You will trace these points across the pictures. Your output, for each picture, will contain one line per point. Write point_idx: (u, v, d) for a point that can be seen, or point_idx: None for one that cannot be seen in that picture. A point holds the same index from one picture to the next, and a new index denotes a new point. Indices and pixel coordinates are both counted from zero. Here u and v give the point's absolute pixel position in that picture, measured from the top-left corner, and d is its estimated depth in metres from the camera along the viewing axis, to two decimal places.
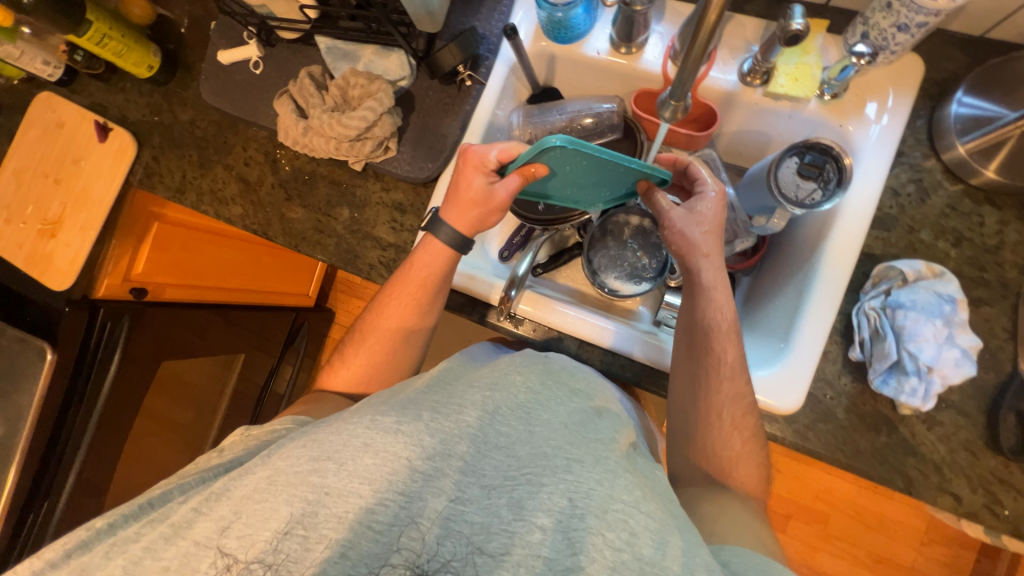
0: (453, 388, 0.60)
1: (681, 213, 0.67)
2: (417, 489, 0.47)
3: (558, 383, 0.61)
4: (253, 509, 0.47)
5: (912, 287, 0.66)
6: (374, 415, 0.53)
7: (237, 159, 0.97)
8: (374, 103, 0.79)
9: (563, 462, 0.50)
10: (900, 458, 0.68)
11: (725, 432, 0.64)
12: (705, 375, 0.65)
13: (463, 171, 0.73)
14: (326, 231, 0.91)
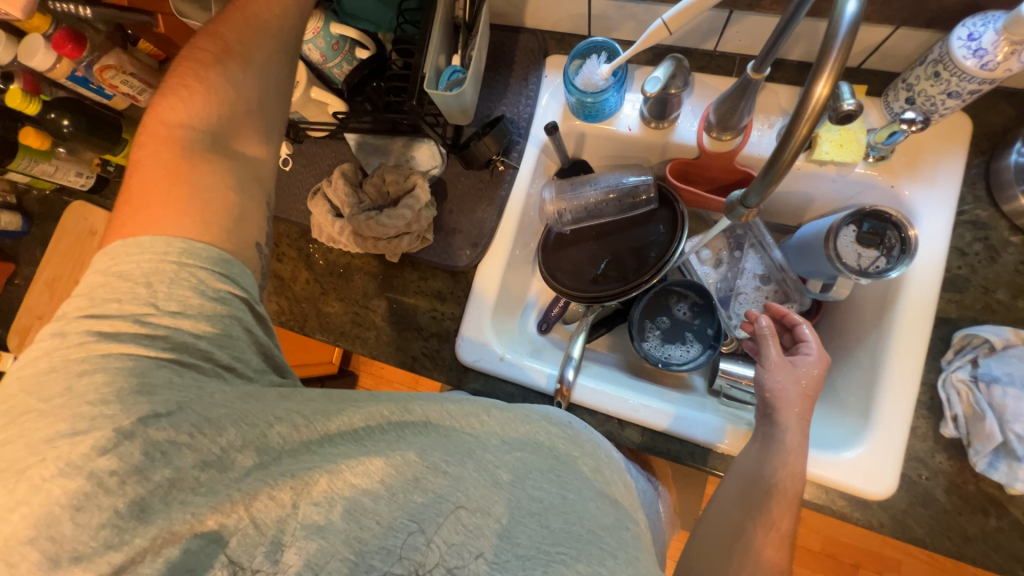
0: (498, 430, 0.54)
1: (786, 364, 0.64)
2: (444, 538, 0.46)
3: (586, 456, 0.55)
4: (315, 504, 0.46)
5: (1004, 357, 0.61)
6: (426, 449, 0.50)
7: (269, 255, 0.96)
8: (413, 200, 0.79)
9: (597, 547, 0.47)
10: (1015, 543, 0.62)
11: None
12: (751, 526, 0.59)
13: None
14: (364, 323, 0.89)
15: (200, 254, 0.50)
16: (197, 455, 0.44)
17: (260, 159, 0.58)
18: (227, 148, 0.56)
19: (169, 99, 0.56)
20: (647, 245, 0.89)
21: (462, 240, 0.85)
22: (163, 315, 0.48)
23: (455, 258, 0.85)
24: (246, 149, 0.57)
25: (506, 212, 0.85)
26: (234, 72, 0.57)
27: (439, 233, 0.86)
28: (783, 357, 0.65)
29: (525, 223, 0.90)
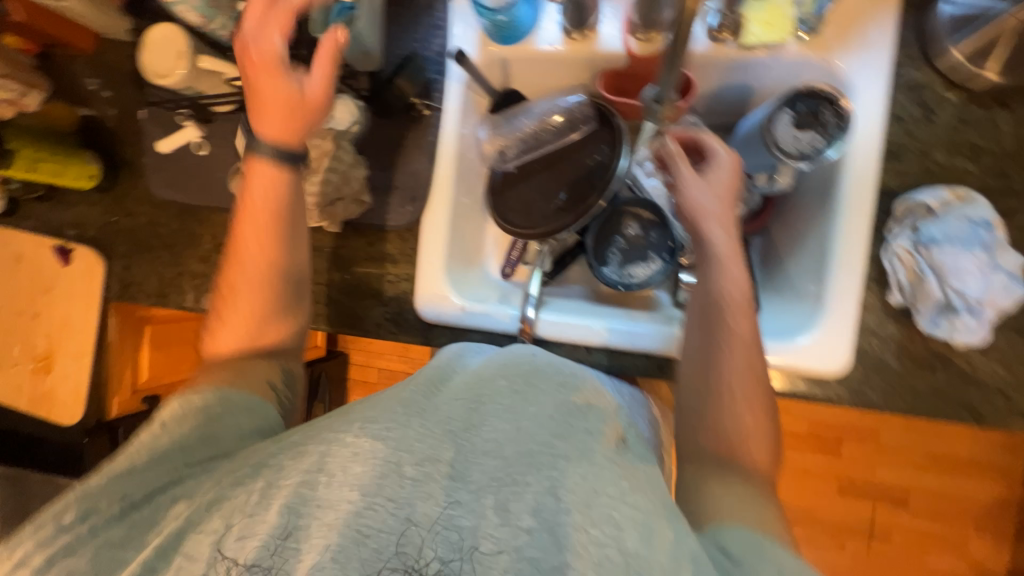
0: (455, 382, 0.57)
1: (699, 179, 0.66)
2: (387, 500, 0.44)
3: (545, 379, 0.57)
4: (242, 516, 0.45)
5: (942, 219, 0.62)
6: (364, 417, 0.49)
7: (208, 249, 0.91)
8: (335, 163, 0.75)
9: (549, 459, 0.48)
10: (962, 391, 0.66)
11: (732, 408, 0.58)
12: (717, 350, 0.61)
13: (263, 31, 0.63)
14: (320, 299, 0.86)
15: (197, 401, 0.57)
16: (125, 529, 0.48)
17: (282, 338, 0.67)
18: (259, 347, 0.65)
19: (215, 325, 0.66)
20: (593, 167, 0.86)
21: (400, 197, 0.81)
22: (152, 433, 0.53)
23: (398, 217, 0.81)
24: (269, 338, 0.66)
25: (440, 158, 0.80)
26: (246, 233, 0.65)
27: (376, 193, 0.82)
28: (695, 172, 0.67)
29: (465, 168, 0.86)
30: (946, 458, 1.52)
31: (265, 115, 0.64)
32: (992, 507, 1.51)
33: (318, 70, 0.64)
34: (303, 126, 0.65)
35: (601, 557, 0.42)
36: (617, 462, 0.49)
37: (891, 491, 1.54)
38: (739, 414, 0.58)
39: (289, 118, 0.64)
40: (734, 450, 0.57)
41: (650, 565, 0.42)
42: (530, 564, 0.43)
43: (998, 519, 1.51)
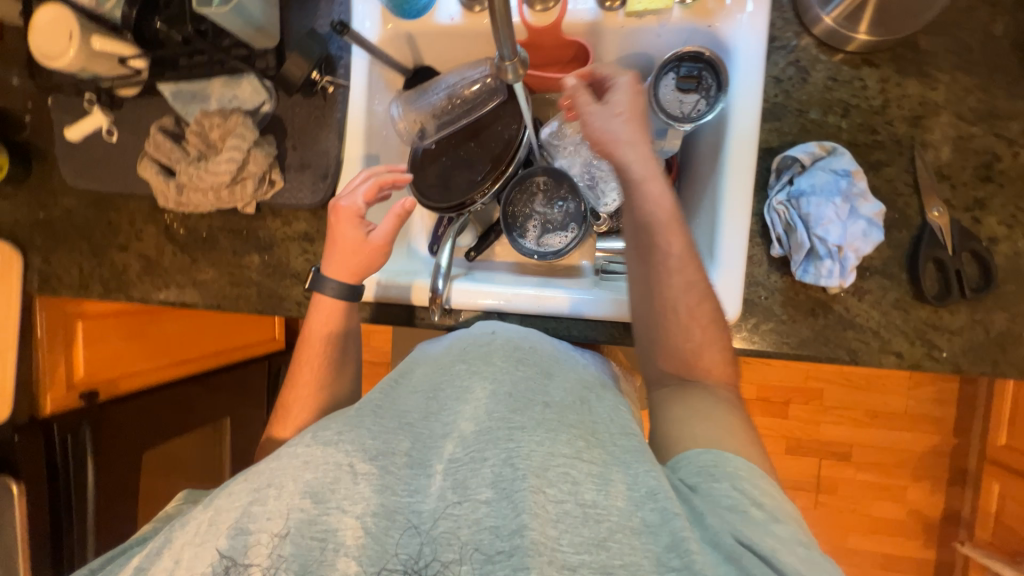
0: (428, 367, 0.60)
1: (602, 106, 0.68)
2: (345, 498, 0.47)
3: (504, 356, 0.58)
4: (196, 550, 0.47)
5: (810, 172, 0.66)
6: (314, 431, 0.52)
7: (128, 237, 0.91)
8: (237, 140, 0.75)
9: (505, 431, 0.50)
10: (841, 334, 0.70)
11: (681, 322, 0.63)
12: (657, 272, 0.64)
13: (337, 226, 0.75)
14: (242, 282, 0.87)
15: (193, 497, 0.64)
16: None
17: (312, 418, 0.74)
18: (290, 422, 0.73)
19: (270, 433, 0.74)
20: (507, 140, 0.88)
21: (312, 175, 0.82)
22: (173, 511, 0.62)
23: (310, 195, 0.82)
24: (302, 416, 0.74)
25: (348, 134, 0.82)
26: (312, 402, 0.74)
27: (288, 172, 0.82)
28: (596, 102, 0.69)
29: (379, 144, 0.87)
30: (889, 415, 1.57)
31: (335, 259, 0.75)
32: (932, 456, 1.58)
33: (388, 223, 0.75)
34: (365, 265, 0.75)
35: (559, 512, 0.46)
36: (569, 421, 0.52)
37: (837, 446, 1.61)
38: (687, 324, 0.63)
39: (362, 264, 0.75)
40: (689, 359, 0.63)
41: (606, 512, 0.46)
42: (490, 532, 0.46)
43: (938, 467, 1.57)
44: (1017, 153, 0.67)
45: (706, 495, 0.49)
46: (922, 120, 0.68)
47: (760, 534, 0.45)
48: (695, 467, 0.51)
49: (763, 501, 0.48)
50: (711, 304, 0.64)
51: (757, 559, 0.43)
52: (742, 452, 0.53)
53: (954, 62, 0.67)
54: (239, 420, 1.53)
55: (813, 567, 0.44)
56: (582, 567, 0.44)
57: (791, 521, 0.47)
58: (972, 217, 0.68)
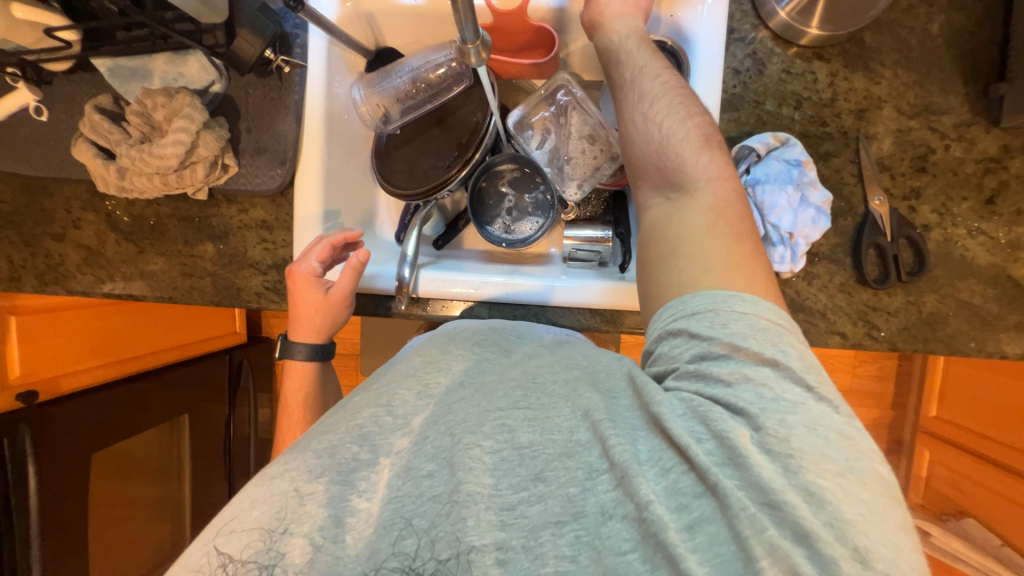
0: (389, 375, 0.58)
1: None
2: (294, 521, 0.45)
3: (459, 342, 0.59)
4: None
5: (765, 161, 0.69)
6: (262, 470, 0.50)
7: (65, 225, 0.84)
8: (184, 122, 0.70)
9: (444, 407, 0.51)
10: (792, 317, 0.74)
11: (647, 120, 0.57)
12: (650, 99, 0.58)
13: (296, 289, 0.75)
14: (195, 272, 0.83)
15: None
16: None
17: None
18: None
19: None
20: (473, 127, 0.87)
21: (269, 160, 0.78)
22: None
23: (267, 181, 0.78)
24: None
25: (307, 117, 0.78)
26: None
27: (243, 156, 0.78)
28: None
29: (340, 128, 0.83)
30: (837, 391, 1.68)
31: (300, 321, 0.77)
32: (873, 428, 1.70)
33: (343, 281, 0.74)
34: (328, 323, 0.77)
35: (496, 460, 0.46)
36: (511, 378, 0.52)
37: None
38: (654, 119, 0.57)
39: (328, 320, 0.77)
40: (668, 165, 0.55)
41: (541, 447, 0.47)
42: (431, 501, 0.45)
43: (878, 438, 1.70)
44: (948, 145, 0.72)
45: (667, 356, 0.49)
46: (867, 113, 0.72)
47: (720, 370, 0.45)
48: (661, 322, 0.51)
49: (724, 335, 0.46)
50: (689, 114, 0.57)
51: (714, 404, 0.44)
52: (718, 277, 0.49)
53: (895, 58, 0.71)
54: (199, 417, 1.47)
55: (782, 387, 0.43)
56: (522, 504, 0.44)
57: (754, 339, 0.45)
58: (909, 205, 0.73)
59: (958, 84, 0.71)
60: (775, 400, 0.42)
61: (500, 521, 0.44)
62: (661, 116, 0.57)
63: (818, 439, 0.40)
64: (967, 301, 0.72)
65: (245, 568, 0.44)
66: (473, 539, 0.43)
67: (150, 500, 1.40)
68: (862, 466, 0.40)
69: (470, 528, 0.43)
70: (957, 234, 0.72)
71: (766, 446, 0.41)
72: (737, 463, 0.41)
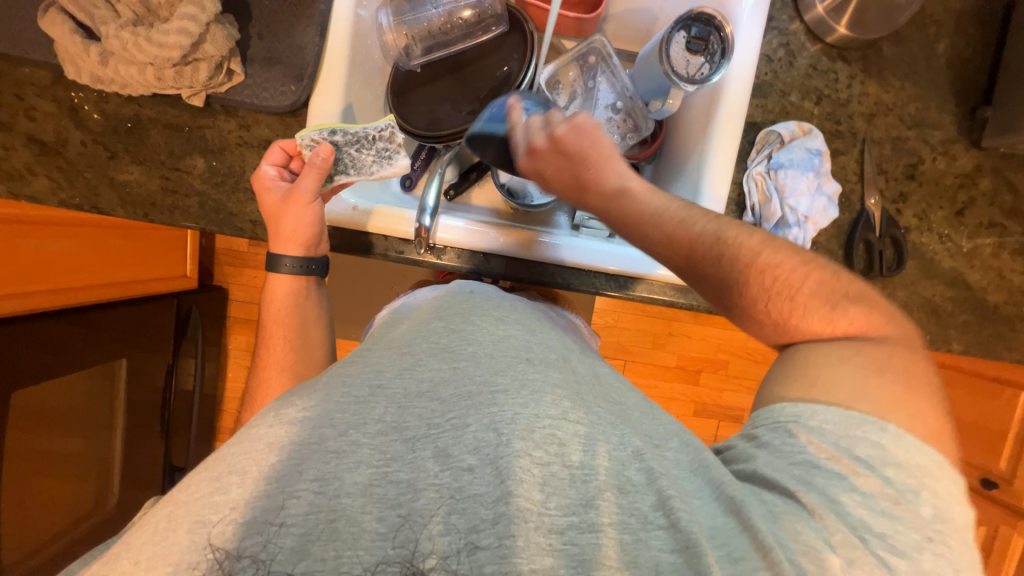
0: (395, 335, 0.56)
1: (570, 157, 0.66)
2: (316, 481, 0.43)
3: (484, 314, 0.57)
4: (146, 549, 0.40)
5: (788, 148, 0.73)
6: (277, 409, 0.47)
7: (12, 113, 0.71)
8: (193, 9, 0.62)
9: (487, 396, 0.47)
10: None
11: (719, 273, 0.59)
12: (715, 269, 0.59)
13: (263, 198, 0.71)
14: (180, 189, 0.73)
15: None
16: None
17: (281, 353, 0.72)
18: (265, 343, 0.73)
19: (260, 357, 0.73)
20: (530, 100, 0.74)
21: (283, 74, 0.71)
22: None
23: (278, 97, 0.71)
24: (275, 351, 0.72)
25: (331, 34, 0.71)
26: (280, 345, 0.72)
27: (251, 65, 0.70)
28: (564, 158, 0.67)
29: (362, 54, 0.77)
30: None
31: (275, 231, 0.72)
32: None
33: (306, 180, 0.69)
34: (305, 227, 0.71)
35: (546, 475, 0.45)
36: (554, 379, 0.50)
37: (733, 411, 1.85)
38: (735, 278, 0.58)
39: (296, 226, 0.71)
40: (787, 325, 0.55)
41: (593, 472, 0.45)
42: (473, 501, 0.43)
43: None
44: (935, 158, 0.80)
45: (773, 450, 0.49)
46: (874, 118, 0.79)
47: (833, 487, 0.45)
48: (766, 429, 0.51)
49: (842, 456, 0.46)
50: (749, 239, 0.59)
51: (801, 512, 0.45)
52: (846, 400, 0.48)
53: (904, 71, 0.78)
54: (138, 364, 1.32)
55: (895, 525, 0.44)
56: (572, 529, 0.43)
57: (878, 474, 0.45)
58: (896, 208, 0.81)
59: (950, 103, 0.79)
60: (881, 534, 0.43)
61: (550, 545, 0.43)
62: (747, 268, 0.57)
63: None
64: (928, 299, 0.82)
65: (240, 565, 0.39)
66: (523, 563, 0.41)
67: (73, 455, 1.22)
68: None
69: (519, 548, 0.42)
70: (929, 239, 0.81)
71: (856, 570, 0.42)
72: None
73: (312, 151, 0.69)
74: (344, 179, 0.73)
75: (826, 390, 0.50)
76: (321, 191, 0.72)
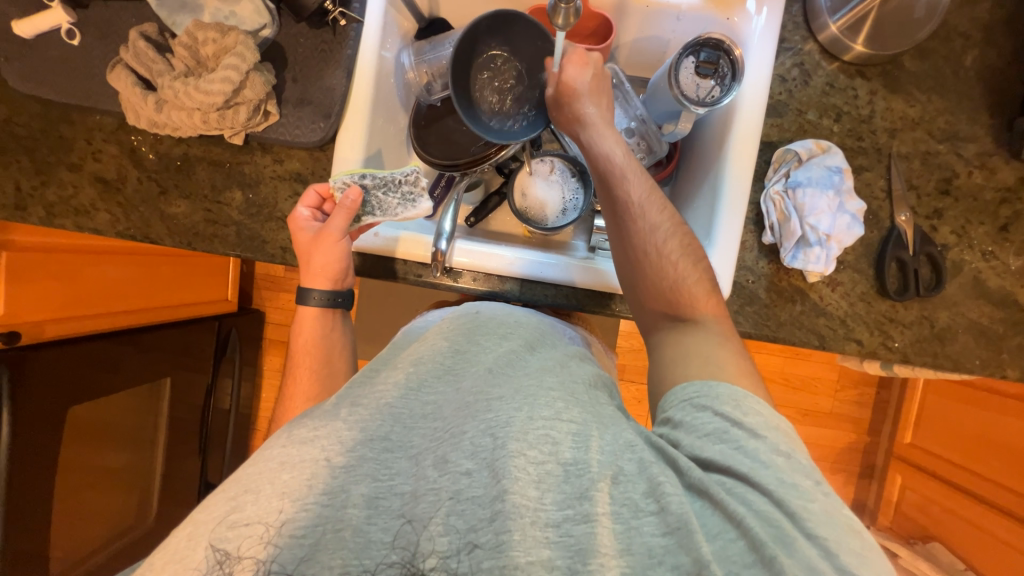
0: (408, 353, 0.59)
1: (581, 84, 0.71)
2: (325, 493, 0.45)
3: (488, 333, 0.61)
4: (171, 554, 0.42)
5: (806, 166, 0.72)
6: (289, 430, 0.49)
7: (83, 156, 0.80)
8: (235, 59, 0.69)
9: (483, 403, 0.51)
10: (814, 320, 0.77)
11: (659, 267, 0.65)
12: (649, 225, 0.66)
13: (297, 236, 0.76)
14: (220, 220, 0.80)
15: None
16: None
17: (308, 381, 0.74)
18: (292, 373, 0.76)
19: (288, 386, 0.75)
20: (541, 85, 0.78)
21: (313, 113, 0.77)
22: None
23: (308, 134, 0.77)
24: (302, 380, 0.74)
25: (357, 75, 0.77)
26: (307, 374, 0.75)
27: (285, 106, 0.77)
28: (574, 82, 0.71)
29: (385, 91, 0.82)
30: (817, 413, 1.72)
31: (307, 267, 0.76)
32: (849, 451, 1.75)
33: (336, 219, 0.72)
34: (334, 265, 0.75)
35: (540, 473, 0.46)
36: (550, 384, 0.54)
37: None
38: (668, 275, 0.65)
39: (325, 261, 0.74)
40: (681, 299, 0.64)
41: (585, 466, 0.47)
42: (471, 502, 0.45)
43: (853, 461, 1.75)
44: (971, 172, 0.76)
45: (688, 427, 0.53)
46: (899, 133, 0.76)
47: (757, 448, 0.50)
48: (677, 409, 0.55)
49: (741, 420, 0.52)
50: (689, 245, 0.66)
51: (741, 484, 0.48)
52: (731, 376, 0.56)
53: (930, 85, 0.76)
54: (180, 384, 1.39)
55: (797, 474, 0.48)
56: (567, 522, 0.45)
57: (770, 432, 0.51)
58: (931, 225, 0.77)
59: (984, 115, 0.76)
60: (796, 487, 0.47)
61: (546, 538, 0.44)
62: (672, 232, 0.66)
63: (836, 526, 0.46)
64: (975, 320, 0.76)
65: (246, 567, 0.41)
66: (519, 556, 0.42)
67: (120, 470, 1.29)
68: (864, 542, 0.46)
69: (515, 542, 0.43)
70: (971, 256, 0.76)
71: (806, 531, 0.45)
72: (788, 544, 0.44)
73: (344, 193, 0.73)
74: (369, 220, 0.76)
75: (723, 370, 0.57)
76: (349, 230, 0.76)
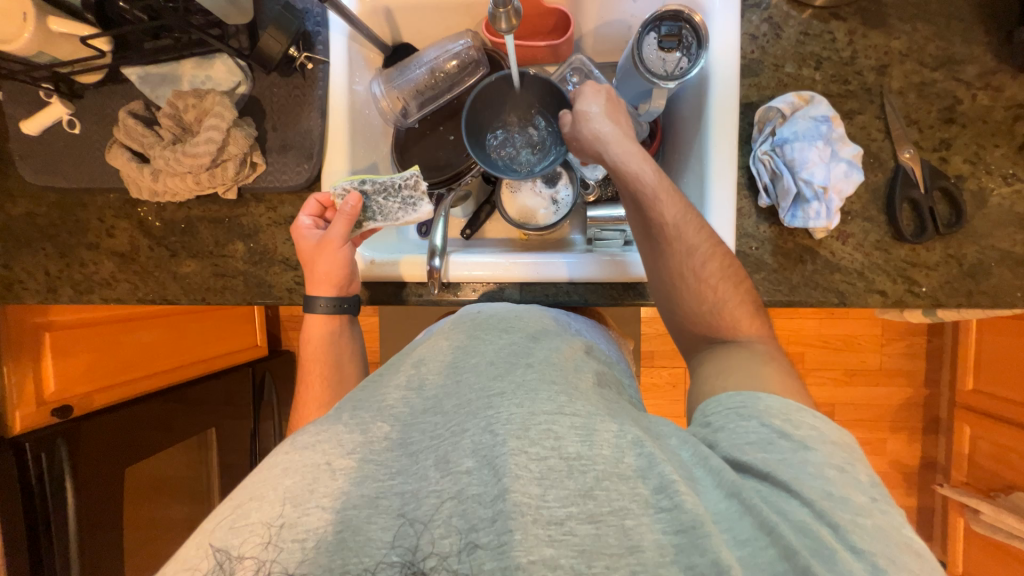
0: (412, 355, 0.61)
1: (600, 115, 0.69)
2: (324, 496, 0.45)
3: (489, 328, 0.62)
4: (176, 562, 0.43)
5: (791, 121, 0.70)
6: (293, 438, 0.51)
7: (98, 234, 0.86)
8: (216, 120, 0.73)
9: (485, 400, 0.51)
10: (829, 278, 0.73)
11: (699, 293, 0.64)
12: (687, 249, 0.64)
13: (301, 247, 0.77)
14: (227, 272, 0.84)
15: None
16: None
17: (320, 394, 0.76)
18: (303, 383, 0.78)
19: (302, 395, 0.78)
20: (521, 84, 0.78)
21: (296, 156, 0.80)
22: None
23: (295, 177, 0.80)
24: (314, 391, 0.77)
25: (331, 112, 0.80)
26: (318, 387, 0.77)
27: (270, 154, 0.80)
28: (592, 113, 0.69)
29: (362, 124, 0.85)
30: (865, 371, 1.63)
31: (311, 277, 0.77)
32: (907, 407, 1.65)
33: (338, 225, 0.74)
34: (339, 271, 0.76)
35: (543, 469, 0.46)
36: (552, 379, 0.54)
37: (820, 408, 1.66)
38: (709, 301, 0.64)
39: (329, 269, 0.75)
40: (722, 322, 0.63)
41: (592, 462, 0.47)
42: (473, 500, 0.45)
43: (912, 417, 1.65)
44: (975, 95, 0.71)
45: (730, 432, 0.52)
46: (888, 68, 0.72)
47: (803, 457, 0.48)
48: (721, 416, 0.54)
49: (791, 433, 0.50)
50: (728, 267, 0.64)
51: (780, 492, 0.47)
52: (780, 392, 0.55)
53: (913, 13, 0.72)
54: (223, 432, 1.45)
55: (851, 488, 0.46)
56: (570, 519, 0.44)
57: (825, 445, 0.49)
58: (940, 157, 0.72)
59: (978, 33, 0.71)
60: (846, 501, 0.45)
61: (550, 537, 0.43)
62: (712, 254, 0.64)
63: (888, 543, 0.43)
64: (1008, 250, 0.71)
65: (246, 566, 0.42)
66: (521, 556, 0.41)
67: (181, 521, 1.35)
68: (923, 564, 0.43)
69: (517, 542, 0.42)
70: (991, 184, 0.71)
71: (851, 544, 0.43)
72: (828, 557, 0.42)
73: (344, 198, 0.75)
74: (371, 225, 0.78)
75: (766, 383, 0.56)
76: (350, 236, 0.77)
